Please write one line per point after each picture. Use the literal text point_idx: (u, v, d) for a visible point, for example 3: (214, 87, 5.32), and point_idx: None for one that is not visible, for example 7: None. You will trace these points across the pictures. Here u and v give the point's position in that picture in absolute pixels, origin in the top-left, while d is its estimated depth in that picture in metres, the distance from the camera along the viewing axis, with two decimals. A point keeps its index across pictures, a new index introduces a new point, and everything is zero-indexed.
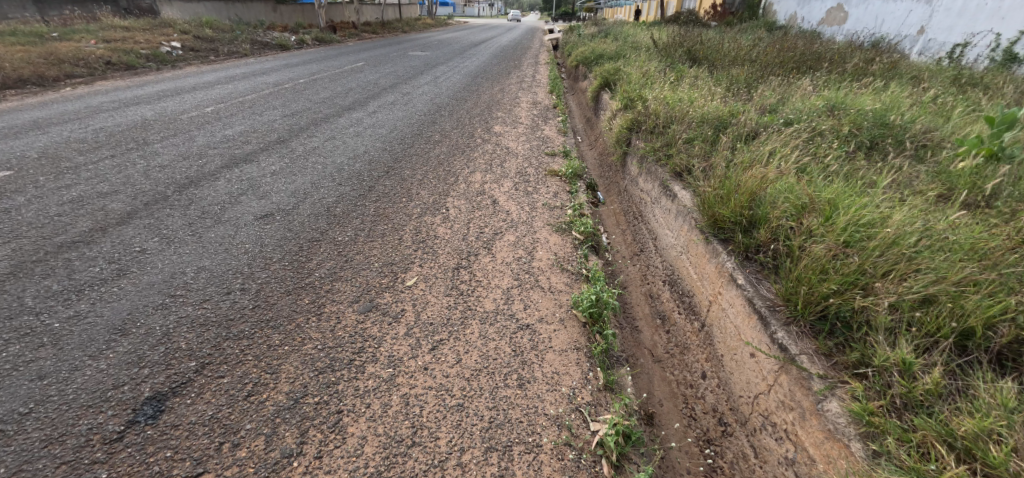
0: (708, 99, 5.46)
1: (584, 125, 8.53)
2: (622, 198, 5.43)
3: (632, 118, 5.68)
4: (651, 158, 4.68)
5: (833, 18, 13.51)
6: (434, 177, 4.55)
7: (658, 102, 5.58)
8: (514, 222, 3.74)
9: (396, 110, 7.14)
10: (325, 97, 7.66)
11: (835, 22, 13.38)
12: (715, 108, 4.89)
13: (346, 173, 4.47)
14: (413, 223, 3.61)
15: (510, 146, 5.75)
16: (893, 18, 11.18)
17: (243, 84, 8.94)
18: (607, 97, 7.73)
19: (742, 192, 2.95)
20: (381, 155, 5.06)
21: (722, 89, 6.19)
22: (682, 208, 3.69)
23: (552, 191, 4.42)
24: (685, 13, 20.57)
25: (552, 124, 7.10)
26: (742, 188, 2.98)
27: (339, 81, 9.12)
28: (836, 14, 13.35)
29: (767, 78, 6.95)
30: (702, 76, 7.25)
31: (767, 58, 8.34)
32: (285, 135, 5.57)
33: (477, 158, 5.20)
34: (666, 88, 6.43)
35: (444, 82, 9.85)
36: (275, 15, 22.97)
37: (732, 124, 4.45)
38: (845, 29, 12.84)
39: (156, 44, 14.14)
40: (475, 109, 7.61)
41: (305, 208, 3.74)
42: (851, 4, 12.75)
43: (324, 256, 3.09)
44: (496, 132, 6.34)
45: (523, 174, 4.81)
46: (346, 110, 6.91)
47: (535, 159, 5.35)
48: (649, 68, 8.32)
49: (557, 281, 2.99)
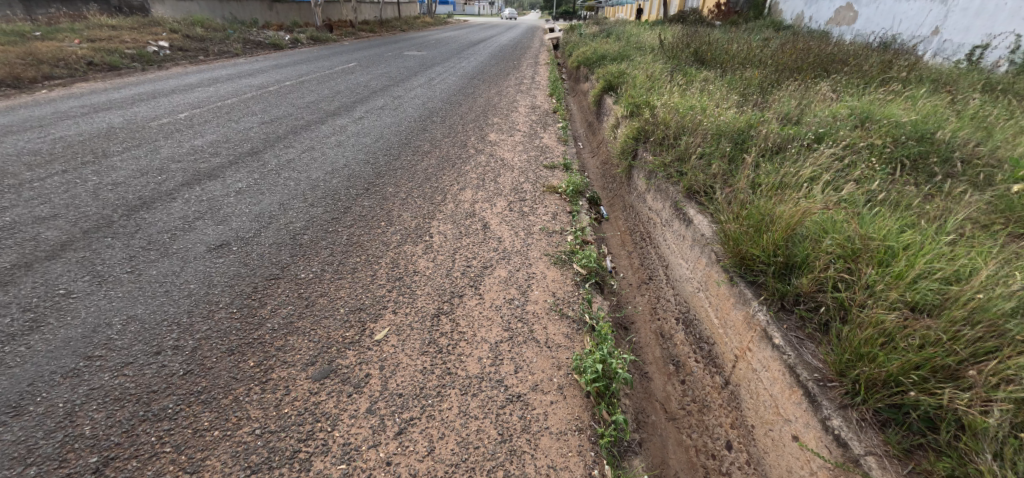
0: (723, 107, 4.98)
1: (585, 131, 8.06)
2: (628, 214, 4.96)
3: (639, 125, 5.19)
4: (661, 174, 4.22)
5: (841, 18, 13.02)
6: (419, 195, 4.09)
7: (667, 109, 5.10)
8: (507, 252, 3.27)
9: (385, 115, 6.67)
10: (310, 102, 7.19)
11: (843, 22, 12.89)
12: (733, 118, 4.42)
13: (320, 191, 4.00)
14: (390, 254, 3.14)
15: (505, 158, 5.28)
16: (907, 18, 10.71)
17: (224, 87, 8.44)
18: (611, 101, 7.26)
19: (777, 227, 2.49)
20: (363, 169, 4.59)
21: (735, 95, 5.72)
22: (698, 237, 3.24)
23: (551, 212, 3.95)
24: (687, 12, 20.05)
25: (552, 131, 6.62)
26: (776, 222, 2.51)
27: (327, 84, 8.63)
28: (846, 13, 12.85)
29: (782, 82, 6.47)
30: (713, 80, 6.77)
31: (781, 60, 7.85)
32: (259, 145, 5.10)
33: (468, 172, 4.73)
34: (676, 93, 5.94)
35: (438, 85, 9.36)
36: (271, 14, 22.49)
37: (753, 137, 3.97)
38: (855, 29, 12.34)
39: (143, 44, 13.69)
40: (470, 115, 7.13)
41: (268, 235, 3.27)
42: (861, 4, 12.26)
43: (281, 300, 2.63)
44: (491, 141, 5.86)
45: (519, 191, 4.34)
46: (330, 116, 6.44)
47: (533, 172, 4.88)
48: (655, 70, 7.83)
49: (556, 332, 2.52)
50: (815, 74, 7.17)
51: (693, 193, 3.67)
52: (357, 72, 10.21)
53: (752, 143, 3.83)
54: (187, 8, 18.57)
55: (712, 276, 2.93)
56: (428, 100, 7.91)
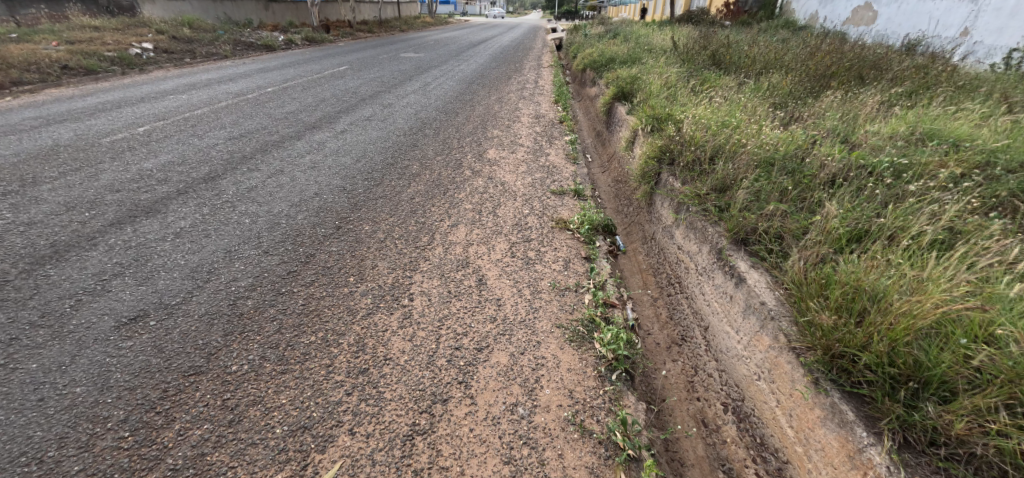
0: (763, 124, 4.24)
1: (594, 142, 7.33)
2: (650, 249, 4.24)
3: (663, 142, 4.44)
4: (696, 208, 3.47)
5: (859, 18, 12.24)
6: (399, 235, 3.35)
7: (698, 125, 4.33)
8: (509, 320, 2.53)
9: (371, 128, 5.92)
10: (290, 111, 6.46)
11: (862, 22, 12.11)
12: (781, 139, 3.68)
13: (279, 231, 3.28)
14: (355, 329, 2.41)
15: (506, 181, 4.55)
16: (933, 18, 9.94)
17: (200, 94, 7.70)
18: (624, 111, 6.53)
19: (899, 327, 1.81)
20: (338, 199, 3.85)
21: (770, 108, 4.97)
22: (757, 305, 2.50)
23: (563, 258, 3.19)
24: (695, 11, 19.25)
25: (560, 145, 5.86)
26: (895, 317, 1.84)
27: (311, 90, 7.88)
28: (865, 13, 12.07)
29: (818, 92, 5.72)
30: (738, 89, 6.03)
31: (810, 65, 7.10)
32: (219, 167, 4.37)
33: (463, 202, 3.98)
34: (702, 104, 5.19)
35: (434, 91, 8.59)
36: (267, 14, 21.80)
37: (809, 167, 3.25)
38: (875, 30, 11.57)
39: (125, 46, 12.99)
40: (467, 126, 6.39)
41: (199, 301, 2.55)
42: (881, 3, 11.47)
43: (193, 413, 1.93)
44: (491, 159, 5.11)
45: (523, 227, 3.59)
46: (309, 128, 5.71)
47: (539, 200, 4.13)
48: (672, 77, 7.08)
49: (577, 466, 1.85)
50: (849, 82, 6.42)
51: (746, 239, 2.90)
52: (347, 77, 9.47)
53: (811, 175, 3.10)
54: (178, 7, 17.85)
55: (783, 367, 2.18)
56: (422, 108, 7.18)
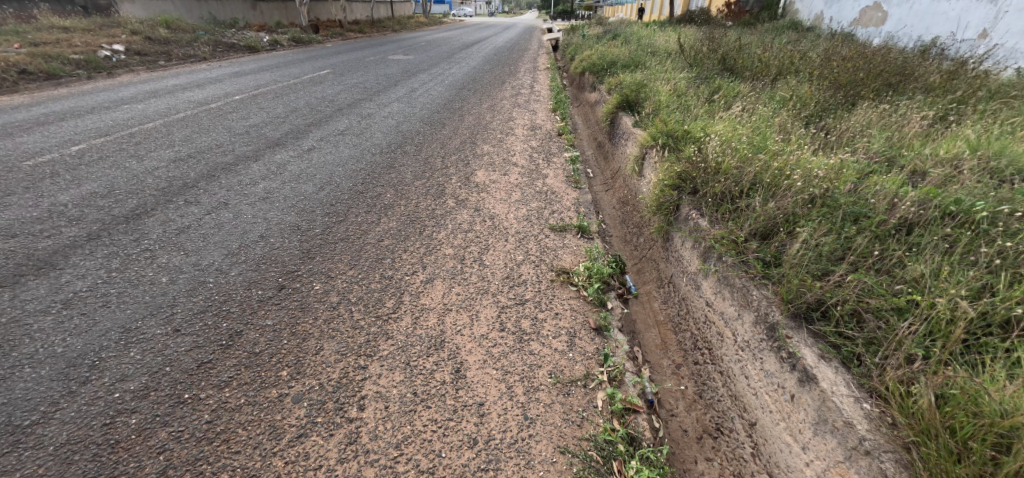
0: (804, 149, 3.54)
1: (596, 155, 6.64)
2: (666, 294, 3.57)
3: (683, 167, 3.72)
4: (731, 258, 2.78)
5: (867, 19, 11.55)
6: (357, 299, 2.62)
7: (726, 148, 3.62)
8: (491, 446, 1.86)
9: (343, 144, 5.16)
10: (254, 123, 5.71)
11: (871, 23, 11.40)
12: (834, 169, 2.99)
13: (200, 295, 2.56)
14: (275, 467, 1.75)
15: (498, 211, 3.80)
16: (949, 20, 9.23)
17: (159, 102, 6.93)
18: (629, 124, 5.84)
19: None
20: (287, 244, 3.11)
21: (803, 127, 4.27)
22: (837, 424, 1.85)
23: (567, 331, 2.47)
24: (694, 12, 18.51)
25: (558, 164, 5.12)
26: None
27: (284, 98, 7.12)
28: (874, 14, 11.36)
29: (850, 106, 5.03)
30: (759, 101, 5.32)
31: (832, 71, 6.40)
32: (151, 199, 3.64)
33: (441, 244, 3.23)
34: (724, 120, 4.46)
35: (420, 98, 7.85)
36: (253, 14, 20.98)
37: (879, 212, 2.55)
38: (885, 32, 10.87)
39: (95, 48, 12.19)
40: (454, 141, 5.63)
41: (63, 420, 1.88)
42: (891, 3, 10.76)
43: None
44: (479, 183, 4.36)
45: (516, 281, 2.86)
46: (272, 144, 4.96)
47: (535, 239, 3.39)
48: (683, 86, 6.37)
49: None
50: (879, 92, 5.73)
51: (806, 312, 2.21)
52: (327, 82, 8.70)
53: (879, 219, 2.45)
54: (159, 6, 17.00)
55: None
56: (404, 119, 6.45)
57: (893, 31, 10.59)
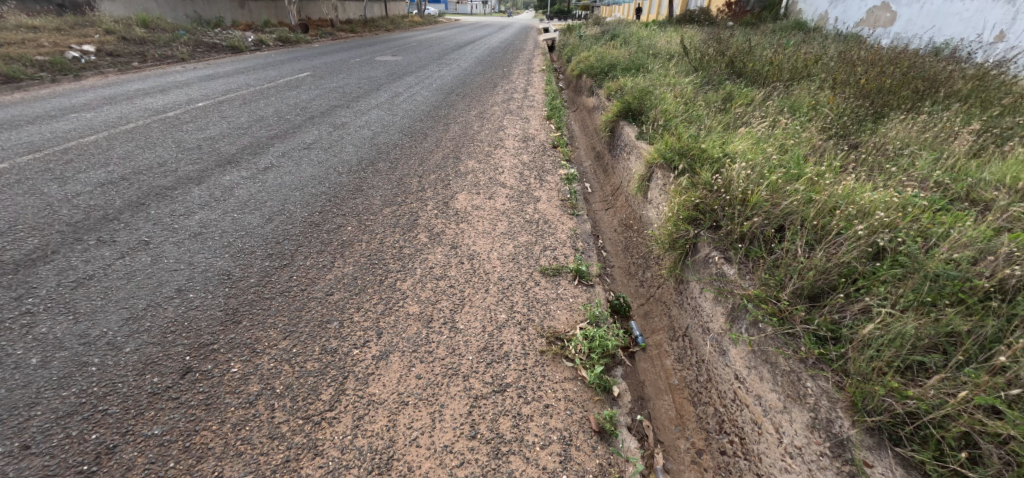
0: (848, 178, 2.94)
1: (593, 167, 6.04)
2: (678, 348, 2.96)
3: (701, 195, 3.10)
4: (772, 327, 2.16)
5: (874, 19, 10.93)
6: (284, 388, 1.99)
7: (755, 174, 2.99)
8: None
9: (307, 160, 4.50)
10: (210, 135, 5.07)
11: (878, 24, 10.79)
12: (894, 209, 2.40)
13: (73, 388, 1.96)
14: None
15: (479, 248, 3.16)
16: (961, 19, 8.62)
17: (112, 110, 6.26)
18: (632, 135, 5.22)
19: None
20: (210, 301, 2.48)
21: (836, 149, 3.67)
22: None
23: (559, 436, 1.90)
24: (693, 11, 17.87)
25: (552, 183, 4.47)
26: None
27: (252, 105, 6.46)
28: (881, 14, 10.74)
29: (883, 118, 4.42)
30: (779, 112, 4.70)
31: (853, 78, 5.78)
32: (55, 237, 3.00)
33: (404, 298, 2.58)
34: (746, 136, 3.83)
35: (402, 104, 7.19)
36: (241, 12, 20.29)
37: (969, 274, 1.96)
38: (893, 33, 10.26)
39: (63, 49, 11.49)
40: (435, 155, 4.98)
41: None
42: (900, 2, 10.14)
43: None
44: (460, 210, 3.71)
45: (496, 355, 2.24)
46: (222, 162, 4.30)
47: (522, 288, 2.75)
48: (692, 95, 5.75)
49: None
50: (910, 100, 5.11)
51: (892, 425, 1.69)
52: (304, 86, 8.03)
53: (971, 283, 1.87)
54: (139, 5, 16.30)
55: None
56: (382, 129, 5.80)
57: (902, 32, 9.97)
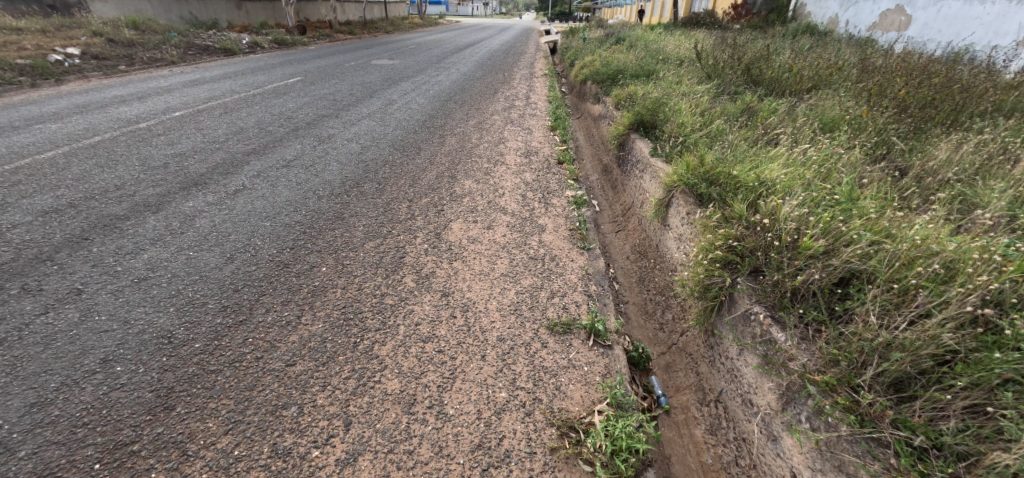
0: (916, 218, 2.45)
1: (601, 182, 5.55)
2: (708, 416, 2.49)
3: (738, 234, 2.61)
4: (849, 426, 1.74)
5: (887, 23, 10.36)
6: None
7: (806, 211, 2.49)
8: None
9: (284, 180, 4.03)
10: (180, 151, 4.60)
11: (891, 28, 10.20)
12: (993, 267, 1.91)
13: None
14: None
15: (475, 295, 2.67)
16: (983, 24, 8.06)
17: (80, 120, 5.77)
18: (646, 151, 4.73)
19: None
20: (139, 377, 2.02)
21: (885, 176, 3.18)
22: None
23: None
24: (698, 14, 17.33)
25: (559, 207, 3.98)
26: None
27: (232, 115, 5.99)
28: (894, 18, 10.14)
29: (931, 136, 3.92)
30: (811, 128, 4.22)
31: (885, 88, 5.28)
32: None
33: (381, 371, 2.10)
34: (782, 160, 3.33)
35: (396, 113, 6.71)
36: (238, 14, 19.86)
37: None
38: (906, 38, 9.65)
39: (46, 51, 11.01)
40: (429, 175, 4.49)
41: None
42: (915, 6, 9.55)
43: None
44: (454, 243, 3.22)
45: (493, 458, 1.79)
46: (188, 184, 3.83)
47: (527, 353, 2.27)
48: (710, 107, 5.26)
49: None
50: (952, 114, 4.59)
51: None
52: (292, 93, 7.55)
53: None
54: (132, 6, 15.85)
55: None
56: (372, 142, 5.32)
57: (917, 36, 9.42)
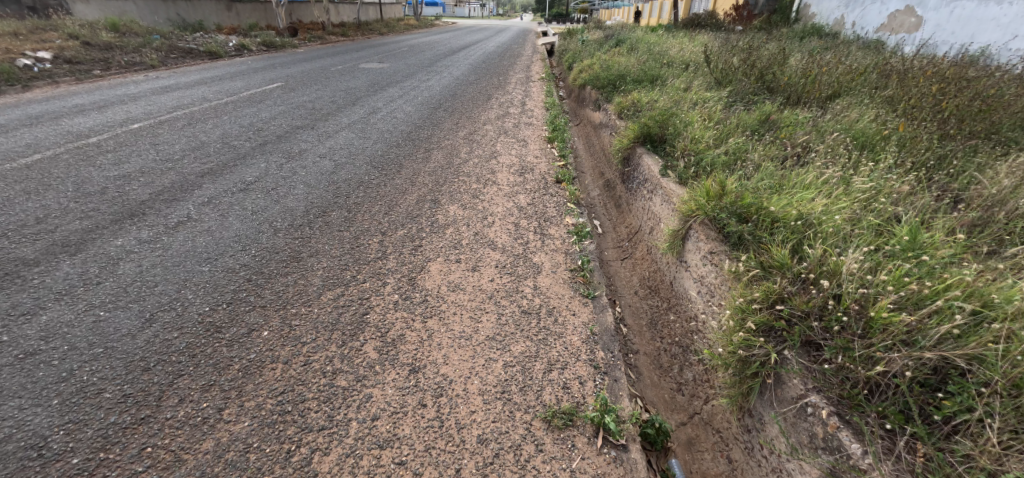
0: (1011, 280, 1.92)
1: (603, 199, 5.02)
2: None
3: (783, 293, 2.08)
4: None
5: (896, 24, 9.82)
6: None
7: (872, 272, 1.97)
8: None
9: (238, 208, 3.48)
10: (125, 172, 4.05)
11: (900, 29, 9.66)
12: None
13: None
14: None
15: (452, 367, 2.13)
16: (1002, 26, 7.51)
17: (26, 133, 5.22)
18: (655, 169, 4.19)
19: None
20: None
21: (946, 212, 2.65)
22: None
23: None
24: (697, 15, 16.80)
25: (557, 239, 3.44)
26: None
27: (196, 127, 5.43)
28: (904, 18, 9.61)
29: (987, 155, 3.38)
30: (846, 144, 3.67)
31: (920, 95, 4.71)
32: None
33: None
34: (822, 191, 2.79)
35: (379, 124, 6.15)
36: (226, 15, 19.27)
37: None
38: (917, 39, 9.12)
39: (14, 55, 10.43)
40: (408, 198, 3.93)
41: None
42: (926, 6, 9.02)
43: None
44: (431, 292, 2.67)
45: None
46: (122, 215, 3.28)
47: (514, 465, 1.76)
48: (725, 119, 4.72)
49: None
50: (999, 128, 4.05)
51: None
52: (268, 101, 6.99)
53: None
54: (115, 6, 15.23)
55: None
56: (348, 158, 4.77)
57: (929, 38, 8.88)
